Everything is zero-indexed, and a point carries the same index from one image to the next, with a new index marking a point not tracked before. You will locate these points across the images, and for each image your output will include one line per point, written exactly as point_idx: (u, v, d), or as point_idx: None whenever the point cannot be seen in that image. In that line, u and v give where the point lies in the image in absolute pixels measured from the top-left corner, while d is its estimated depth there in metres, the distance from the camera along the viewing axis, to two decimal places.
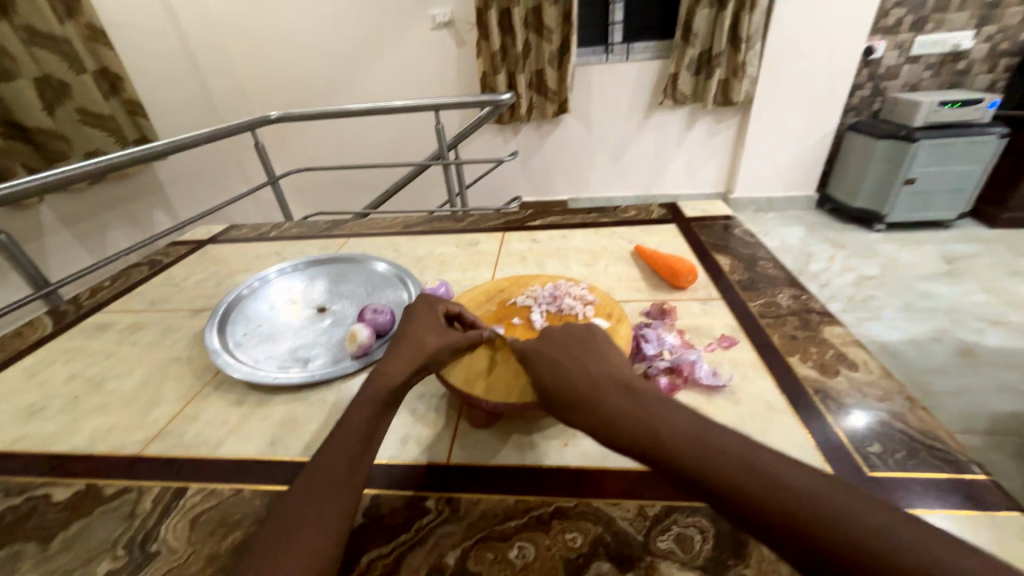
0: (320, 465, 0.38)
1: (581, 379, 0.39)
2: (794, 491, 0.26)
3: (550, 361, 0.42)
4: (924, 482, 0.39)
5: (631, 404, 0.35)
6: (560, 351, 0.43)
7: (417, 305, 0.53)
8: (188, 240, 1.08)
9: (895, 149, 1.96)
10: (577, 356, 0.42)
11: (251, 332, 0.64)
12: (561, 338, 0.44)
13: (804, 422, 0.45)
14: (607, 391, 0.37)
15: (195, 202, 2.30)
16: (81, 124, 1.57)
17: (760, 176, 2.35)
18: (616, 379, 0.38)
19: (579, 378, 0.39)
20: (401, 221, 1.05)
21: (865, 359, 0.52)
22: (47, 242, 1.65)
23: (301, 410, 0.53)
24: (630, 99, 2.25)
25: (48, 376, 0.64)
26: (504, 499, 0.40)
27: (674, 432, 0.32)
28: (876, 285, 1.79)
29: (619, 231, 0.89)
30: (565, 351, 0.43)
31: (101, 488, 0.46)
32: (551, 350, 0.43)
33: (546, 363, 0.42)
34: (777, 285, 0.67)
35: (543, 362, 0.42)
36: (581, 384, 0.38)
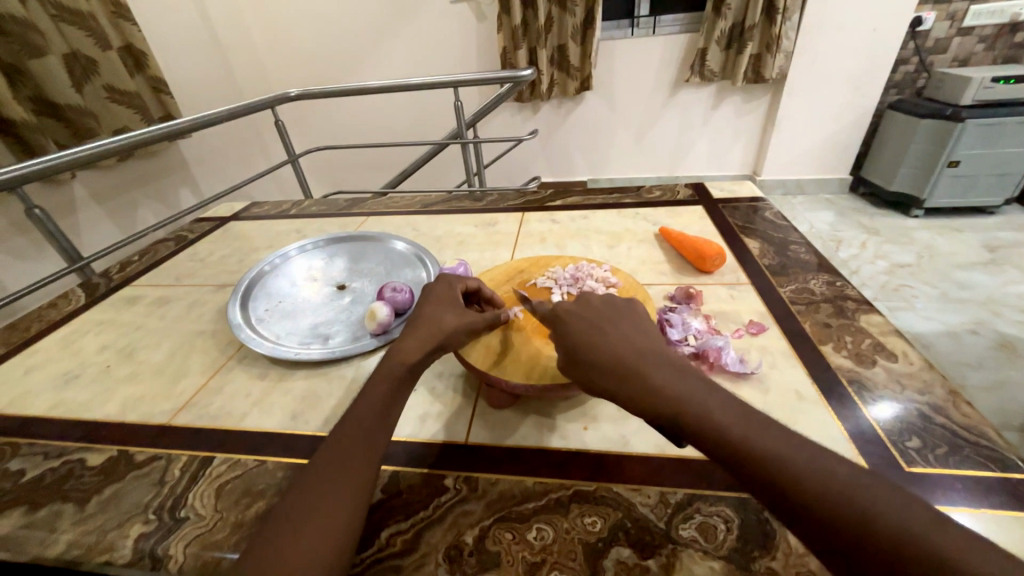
0: (339, 440, 0.38)
1: (621, 346, 0.38)
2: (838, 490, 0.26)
3: (589, 325, 0.41)
4: (966, 480, 0.37)
5: (673, 378, 0.35)
6: (598, 317, 0.42)
7: (435, 283, 0.52)
8: (212, 217, 1.10)
9: (939, 129, 1.83)
10: (618, 325, 0.41)
11: (272, 309, 0.64)
12: (600, 304, 0.43)
13: (837, 414, 0.43)
14: (647, 362, 0.36)
15: (218, 180, 2.33)
16: (108, 102, 1.59)
17: (790, 157, 2.25)
18: (658, 352, 0.38)
19: (618, 346, 0.38)
20: (419, 200, 1.04)
21: (905, 350, 0.49)
22: (81, 218, 1.70)
23: (322, 385, 0.53)
24: (655, 76, 2.16)
25: (81, 346, 0.66)
26: (523, 480, 0.40)
27: (717, 412, 0.32)
28: (911, 273, 1.71)
29: (642, 212, 0.86)
30: (604, 317, 0.42)
31: (133, 455, 0.47)
32: (588, 314, 0.42)
33: (584, 325, 0.41)
34: (810, 271, 0.64)
35: (582, 326, 0.41)
36: (620, 353, 0.38)
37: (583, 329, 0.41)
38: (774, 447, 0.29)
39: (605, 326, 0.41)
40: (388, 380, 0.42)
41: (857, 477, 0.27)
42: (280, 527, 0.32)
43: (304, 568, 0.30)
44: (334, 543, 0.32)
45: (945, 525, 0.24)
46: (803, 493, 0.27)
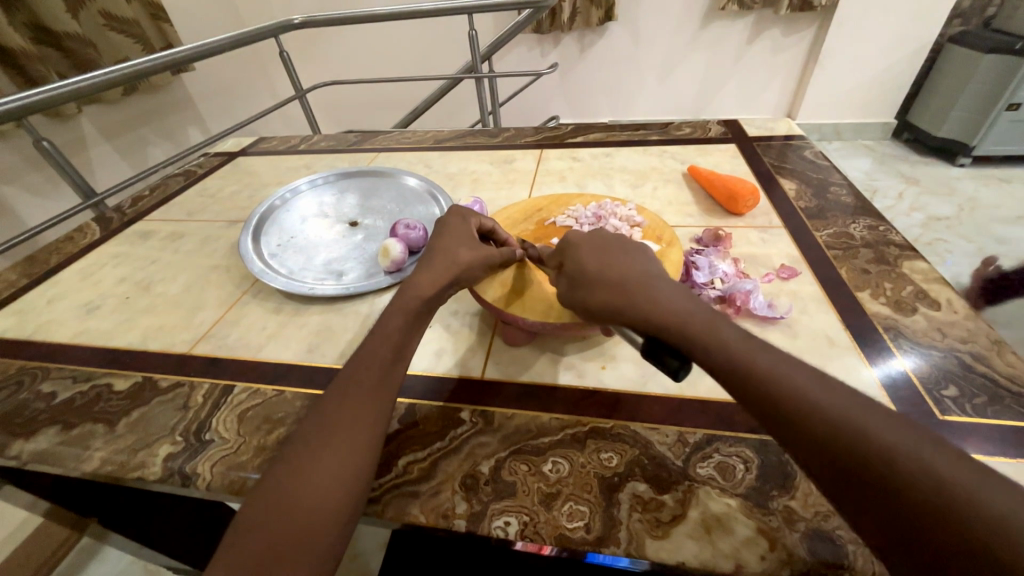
0: (354, 368, 0.38)
1: (627, 275, 0.37)
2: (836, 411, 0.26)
3: (595, 256, 0.40)
4: (1003, 430, 0.35)
5: (678, 305, 0.33)
6: (605, 249, 0.40)
7: (449, 217, 0.50)
8: (220, 152, 1.07)
9: (1004, 66, 1.64)
10: (620, 257, 0.39)
11: (284, 244, 0.63)
12: (609, 238, 0.42)
13: (868, 360, 0.41)
14: (651, 291, 0.35)
15: (225, 118, 2.26)
16: (106, 29, 1.52)
17: (831, 98, 2.08)
18: (663, 281, 0.36)
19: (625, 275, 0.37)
20: (432, 136, 0.99)
21: (949, 299, 0.46)
22: (92, 155, 1.68)
23: (337, 320, 0.53)
24: (688, 3, 1.96)
25: (100, 278, 0.67)
26: (539, 416, 0.40)
27: (723, 340, 0.31)
28: (948, 226, 1.62)
29: (669, 151, 0.81)
30: (609, 249, 0.40)
31: (157, 382, 0.48)
32: (596, 247, 0.41)
33: (592, 257, 0.40)
34: (850, 215, 0.60)
35: (585, 257, 0.40)
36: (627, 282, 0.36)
37: (589, 260, 0.40)
38: (779, 374, 0.28)
39: (613, 258, 0.39)
40: (403, 312, 0.41)
41: (863, 404, 0.26)
42: (302, 451, 0.33)
43: (325, 487, 0.31)
44: (352, 466, 0.32)
45: (938, 449, 0.24)
46: (807, 420, 0.26)
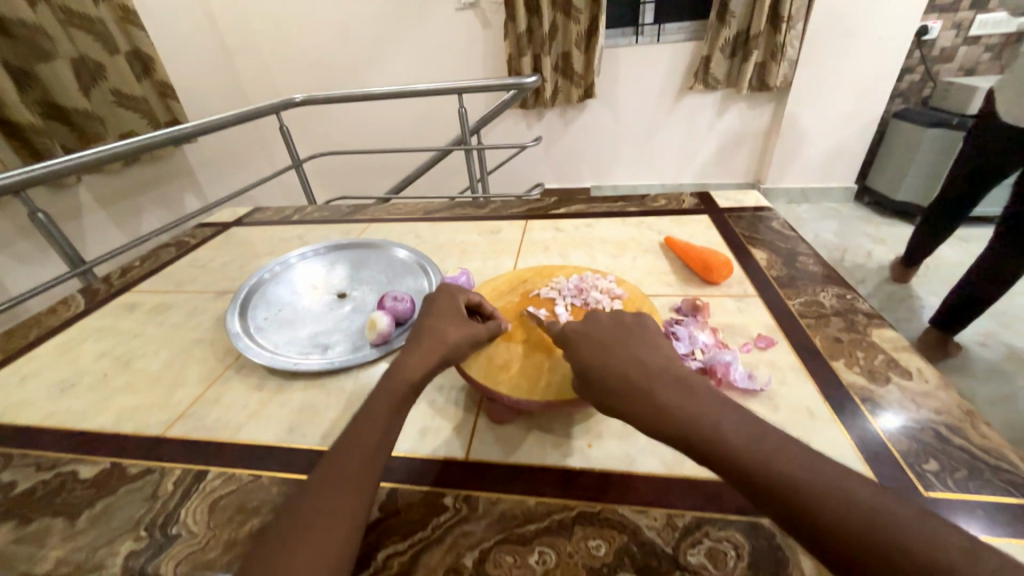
0: (340, 452, 0.37)
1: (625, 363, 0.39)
2: (845, 507, 0.27)
3: (591, 343, 0.42)
4: (988, 507, 0.35)
5: (682, 401, 0.35)
6: (600, 335, 0.43)
7: (436, 296, 0.51)
8: (215, 222, 1.10)
9: (945, 139, 1.81)
10: (623, 345, 0.41)
11: (272, 317, 0.64)
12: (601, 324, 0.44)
13: (849, 432, 0.42)
14: (655, 387, 0.37)
15: (222, 184, 2.34)
16: (115, 106, 1.61)
17: (795, 165, 2.24)
18: (666, 373, 0.38)
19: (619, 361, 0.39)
20: (422, 207, 1.04)
21: (919, 367, 0.48)
22: (85, 222, 1.70)
23: (320, 397, 0.52)
24: (659, 84, 2.16)
25: (79, 353, 0.65)
26: (524, 500, 0.39)
27: (728, 436, 0.32)
28: (918, 284, 1.69)
29: (647, 222, 0.85)
30: (611, 338, 0.42)
31: (126, 468, 0.46)
32: (592, 334, 0.43)
33: (588, 343, 0.42)
34: (820, 284, 0.63)
35: (589, 346, 0.42)
36: (623, 373, 0.38)
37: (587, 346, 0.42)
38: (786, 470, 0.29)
39: (608, 343, 0.42)
40: (391, 393, 0.41)
41: (866, 495, 0.27)
42: (280, 544, 0.31)
43: None
44: (327, 558, 0.31)
45: (942, 536, 0.25)
46: (815, 508, 0.27)
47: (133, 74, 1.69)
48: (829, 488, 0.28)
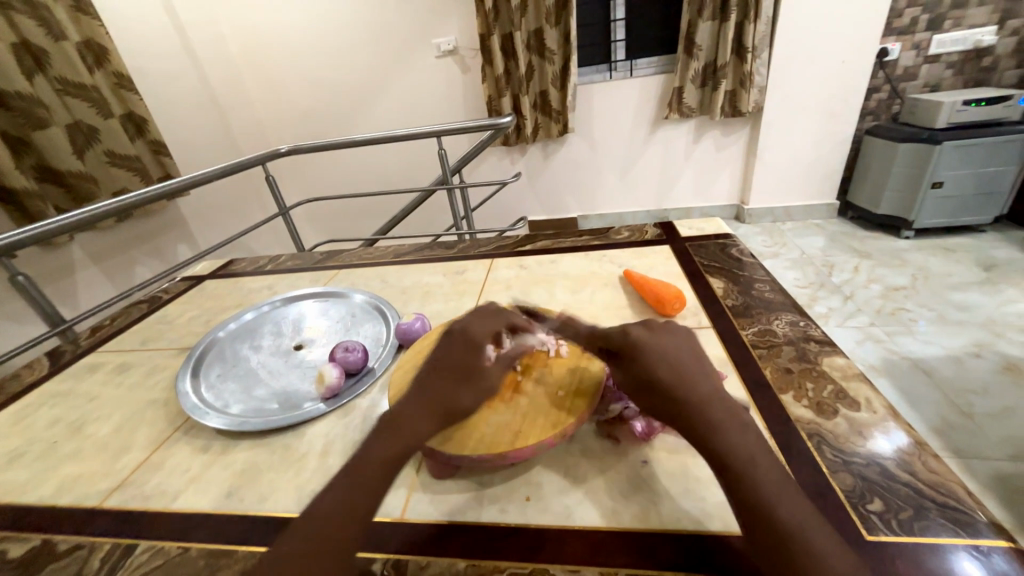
0: (334, 494, 0.36)
1: (697, 390, 0.38)
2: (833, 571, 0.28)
3: (669, 357, 0.41)
4: (934, 549, 0.33)
5: (734, 427, 0.36)
6: (684, 351, 0.42)
7: (458, 339, 0.48)
8: (191, 276, 1.11)
9: (918, 152, 1.85)
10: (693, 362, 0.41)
11: (225, 374, 0.63)
12: (690, 339, 0.44)
13: (794, 473, 0.40)
14: (711, 405, 0.37)
15: (214, 234, 2.38)
16: (109, 166, 1.67)
17: (774, 185, 2.27)
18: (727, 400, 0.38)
19: (689, 388, 0.38)
20: (394, 250, 1.05)
21: (867, 397, 0.47)
22: (76, 278, 1.72)
23: (263, 457, 0.51)
24: (635, 115, 2.23)
25: (32, 421, 0.65)
26: (454, 564, 0.37)
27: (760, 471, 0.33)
28: (906, 296, 1.67)
29: (609, 255, 0.86)
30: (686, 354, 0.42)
31: (56, 544, 0.45)
32: (680, 349, 0.42)
33: (662, 360, 0.41)
34: (774, 311, 0.63)
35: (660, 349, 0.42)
36: (684, 380, 0.39)
37: (660, 360, 0.41)
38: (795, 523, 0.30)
39: (686, 365, 0.40)
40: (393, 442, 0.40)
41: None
42: None
43: None
44: None
45: None
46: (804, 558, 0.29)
47: (126, 134, 1.75)
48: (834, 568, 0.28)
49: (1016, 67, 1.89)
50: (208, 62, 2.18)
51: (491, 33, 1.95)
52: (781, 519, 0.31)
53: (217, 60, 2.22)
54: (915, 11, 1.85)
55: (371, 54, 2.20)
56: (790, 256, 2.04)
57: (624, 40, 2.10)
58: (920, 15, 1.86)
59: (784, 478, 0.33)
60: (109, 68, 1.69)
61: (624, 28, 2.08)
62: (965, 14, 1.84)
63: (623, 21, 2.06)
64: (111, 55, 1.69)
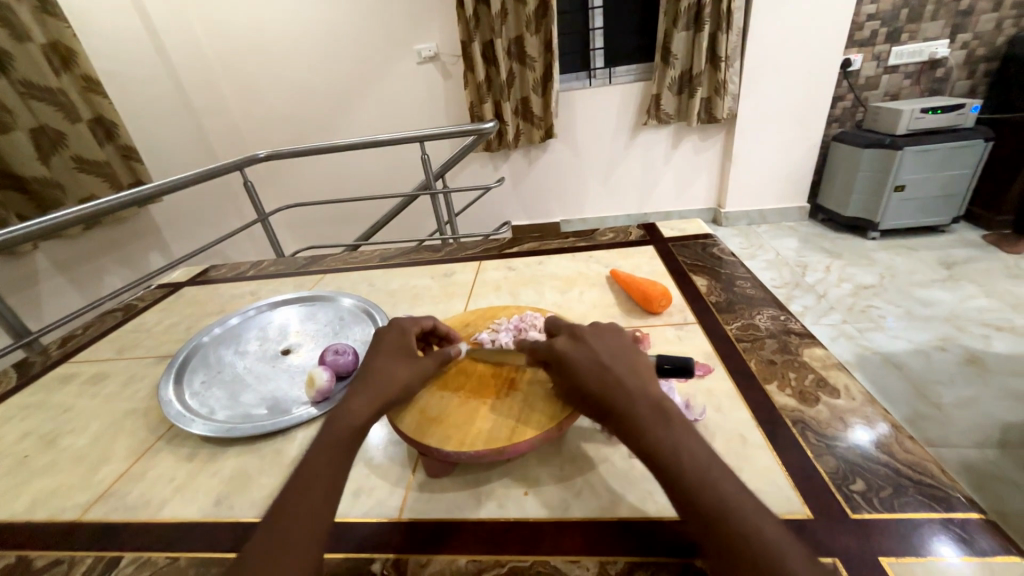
0: (283, 512, 0.36)
1: (618, 380, 0.39)
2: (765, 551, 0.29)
3: (593, 358, 0.41)
4: (914, 524, 0.35)
5: (659, 419, 0.36)
6: (607, 345, 0.43)
7: (389, 332, 0.51)
8: (167, 283, 1.08)
9: (882, 157, 1.95)
10: (615, 354, 0.42)
11: (210, 381, 0.62)
12: (613, 334, 0.44)
13: (781, 458, 0.42)
14: (634, 399, 0.38)
15: (189, 242, 2.31)
16: (77, 172, 1.60)
17: (750, 189, 2.35)
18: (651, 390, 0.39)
19: (612, 385, 0.39)
20: (379, 254, 1.04)
21: (846, 385, 0.49)
22: (41, 289, 1.64)
23: (253, 463, 0.50)
24: (614, 122, 2.28)
25: (0, 435, 0.62)
26: (455, 559, 0.37)
27: (687, 460, 0.34)
28: (874, 294, 1.75)
29: (595, 255, 0.87)
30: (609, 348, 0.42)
31: (32, 561, 0.43)
32: (602, 343, 0.43)
33: (585, 359, 0.42)
34: (756, 306, 0.65)
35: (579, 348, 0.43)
36: (606, 378, 0.39)
37: (585, 360, 0.42)
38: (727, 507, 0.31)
39: (607, 360, 0.41)
40: (331, 448, 0.40)
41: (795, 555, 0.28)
42: None
43: None
44: None
45: None
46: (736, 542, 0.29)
47: (94, 139, 1.69)
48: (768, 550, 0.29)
49: (968, 77, 2.02)
50: (182, 66, 2.12)
51: (472, 40, 1.97)
52: (711, 502, 0.31)
53: (190, 64, 2.16)
54: (875, 24, 1.96)
55: (351, 59, 2.19)
56: (765, 257, 2.11)
57: (603, 48, 2.15)
58: (880, 28, 1.97)
59: (715, 462, 0.34)
60: (76, 70, 1.63)
61: (603, 37, 2.13)
62: (920, 27, 1.95)
63: (601, 30, 2.10)
64: (79, 57, 1.63)
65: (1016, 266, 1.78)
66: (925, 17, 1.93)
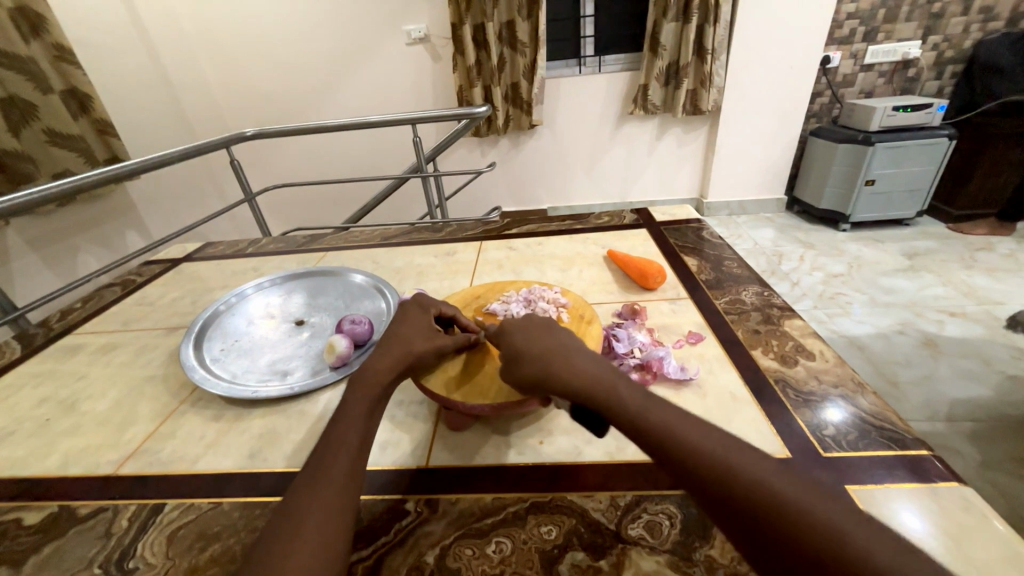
0: (324, 453, 0.39)
1: (562, 354, 0.41)
2: (736, 467, 0.30)
3: (532, 339, 0.44)
4: (873, 459, 0.42)
5: (604, 380, 0.38)
6: (542, 330, 0.45)
7: (411, 308, 0.54)
8: (163, 259, 1.07)
9: (855, 152, 2.05)
10: (551, 336, 0.44)
11: (228, 348, 0.64)
12: (543, 321, 0.47)
13: (765, 411, 0.48)
14: (580, 366, 0.39)
15: (168, 221, 2.25)
16: (49, 145, 1.54)
17: (732, 180, 2.42)
18: (591, 358, 0.41)
19: (550, 357, 0.41)
20: (380, 233, 1.06)
21: (821, 349, 0.56)
22: (14, 267, 1.59)
23: (280, 422, 0.53)
24: (603, 110, 2.31)
25: (16, 401, 0.63)
26: (481, 497, 0.42)
27: (638, 411, 0.35)
28: (843, 282, 1.86)
29: (591, 237, 0.92)
30: (546, 331, 0.45)
31: (75, 509, 0.45)
32: (537, 325, 0.46)
33: (526, 339, 0.44)
34: (741, 283, 0.71)
35: (521, 337, 0.44)
36: (551, 356, 0.41)
37: (525, 344, 0.43)
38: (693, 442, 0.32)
39: (545, 337, 0.44)
40: (364, 398, 0.43)
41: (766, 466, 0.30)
42: (284, 524, 0.34)
43: (313, 544, 0.33)
44: (325, 528, 0.34)
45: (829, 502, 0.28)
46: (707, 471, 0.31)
47: (68, 111, 1.62)
48: (743, 470, 0.30)
49: (936, 78, 2.13)
50: (160, 38, 2.04)
51: (463, 23, 1.95)
52: (677, 442, 0.32)
53: (168, 36, 2.08)
54: (853, 23, 2.04)
55: (338, 36, 2.14)
56: (744, 246, 2.20)
57: (593, 36, 2.17)
58: (858, 27, 2.05)
59: (663, 407, 0.35)
60: (46, 38, 1.56)
61: (593, 24, 2.15)
62: (895, 28, 2.04)
63: (592, 18, 2.12)
64: (49, 24, 1.55)
65: (971, 258, 1.92)
66: (900, 18, 2.02)
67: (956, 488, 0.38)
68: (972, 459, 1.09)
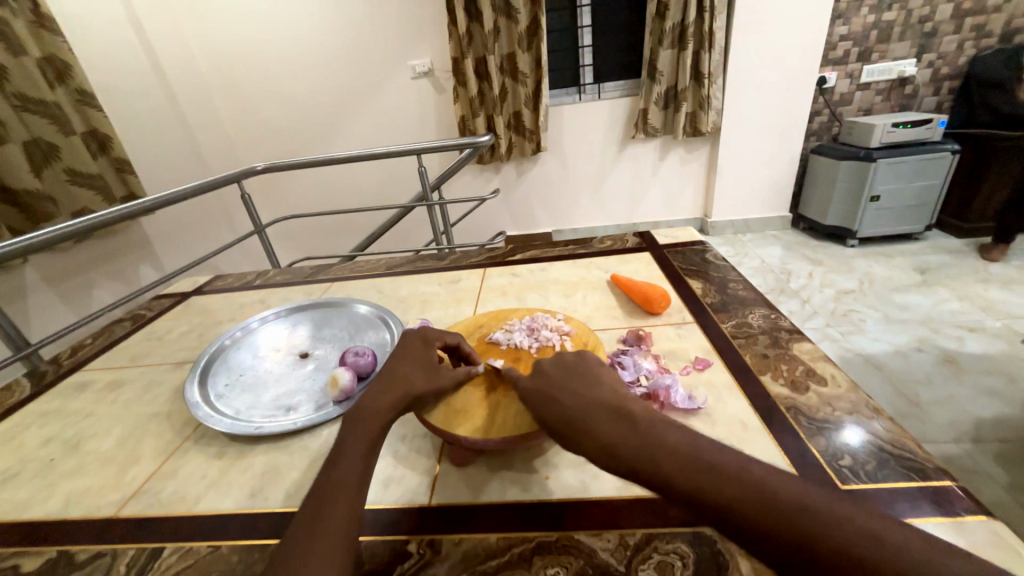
0: (320, 498, 0.38)
1: (572, 398, 0.42)
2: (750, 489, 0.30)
3: (543, 385, 0.44)
4: (895, 492, 0.40)
5: (610, 415, 0.39)
6: (550, 373, 0.46)
7: (412, 340, 0.54)
8: (173, 292, 1.09)
9: (858, 168, 2.05)
10: (560, 380, 0.44)
11: (232, 383, 0.64)
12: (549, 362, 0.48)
13: (778, 440, 0.46)
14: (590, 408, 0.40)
15: (180, 255, 2.29)
16: (69, 184, 1.60)
17: (735, 200, 2.43)
18: (601, 397, 0.41)
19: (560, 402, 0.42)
20: (385, 262, 1.07)
21: (833, 374, 0.54)
22: (31, 302, 1.62)
23: (282, 459, 0.52)
24: (604, 134, 2.35)
25: (23, 441, 0.63)
26: (485, 537, 0.40)
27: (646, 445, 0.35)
28: (855, 299, 1.83)
29: (595, 262, 0.92)
30: (554, 373, 0.46)
31: (74, 554, 0.44)
32: (544, 369, 0.46)
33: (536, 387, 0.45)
34: (748, 306, 0.70)
35: (531, 386, 0.45)
36: (562, 401, 0.42)
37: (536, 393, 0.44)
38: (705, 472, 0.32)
39: (554, 382, 0.44)
40: (363, 438, 0.42)
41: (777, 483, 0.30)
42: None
43: None
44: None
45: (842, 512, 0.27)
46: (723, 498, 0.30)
47: (88, 151, 1.69)
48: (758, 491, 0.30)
49: (934, 94, 2.14)
50: (177, 80, 2.15)
51: (465, 56, 2.03)
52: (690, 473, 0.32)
53: (184, 77, 2.18)
54: (847, 44, 2.08)
55: (346, 73, 2.23)
56: (751, 265, 2.18)
57: (591, 64, 2.23)
58: (852, 48, 2.09)
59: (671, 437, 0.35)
60: (71, 84, 1.64)
61: (591, 53, 2.21)
62: (889, 48, 2.08)
63: (590, 47, 2.19)
64: (74, 70, 1.64)
65: (985, 271, 1.88)
66: (893, 38, 2.06)
67: (985, 522, 0.36)
68: (1004, 484, 1.04)
